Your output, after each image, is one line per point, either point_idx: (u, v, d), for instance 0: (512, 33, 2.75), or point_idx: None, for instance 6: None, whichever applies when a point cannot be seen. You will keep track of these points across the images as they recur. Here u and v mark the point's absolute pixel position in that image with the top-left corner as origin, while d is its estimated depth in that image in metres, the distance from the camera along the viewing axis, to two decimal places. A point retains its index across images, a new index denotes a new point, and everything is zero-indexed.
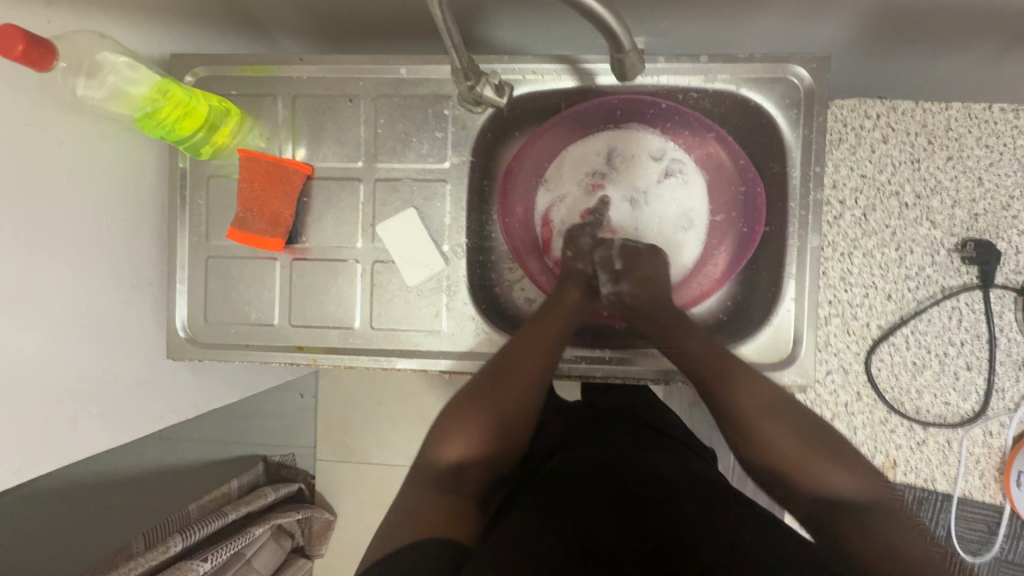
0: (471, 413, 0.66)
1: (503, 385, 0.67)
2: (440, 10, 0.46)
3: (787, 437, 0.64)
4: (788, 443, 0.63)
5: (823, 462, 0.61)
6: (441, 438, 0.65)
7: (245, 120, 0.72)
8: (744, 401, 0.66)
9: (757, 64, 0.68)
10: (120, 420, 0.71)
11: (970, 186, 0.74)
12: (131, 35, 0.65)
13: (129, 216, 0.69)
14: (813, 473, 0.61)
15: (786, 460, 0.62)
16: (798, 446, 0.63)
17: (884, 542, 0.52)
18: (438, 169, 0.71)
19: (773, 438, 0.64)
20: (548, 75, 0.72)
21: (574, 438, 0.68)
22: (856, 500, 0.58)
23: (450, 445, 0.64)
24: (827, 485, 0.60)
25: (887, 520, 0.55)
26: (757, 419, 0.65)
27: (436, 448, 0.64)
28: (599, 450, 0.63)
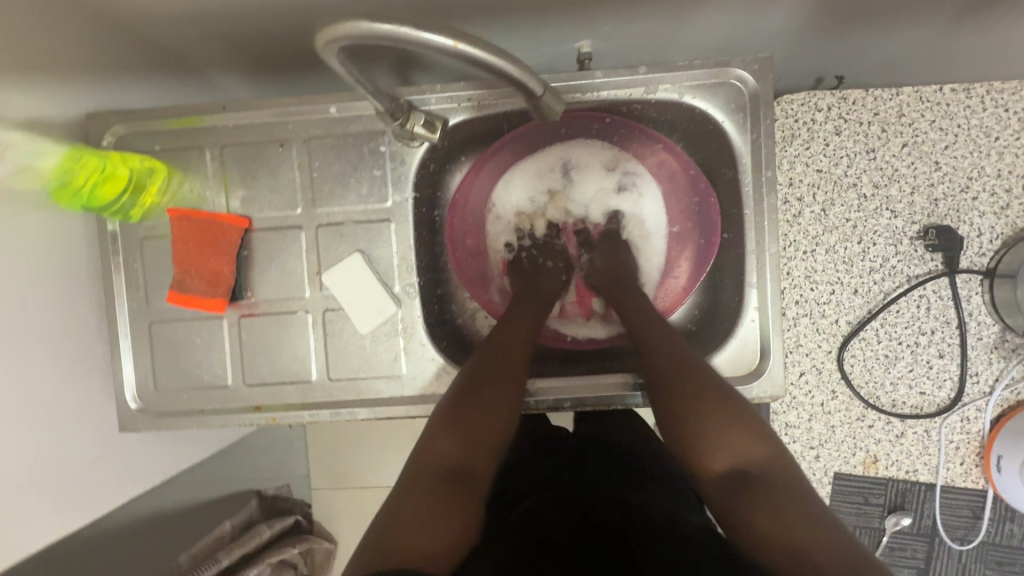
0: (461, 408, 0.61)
1: (489, 377, 0.63)
2: (341, 64, 0.44)
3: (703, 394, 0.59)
4: (707, 404, 0.58)
5: (737, 428, 0.57)
6: (430, 438, 0.59)
7: (173, 176, 0.69)
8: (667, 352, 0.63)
9: (699, 70, 0.65)
10: (75, 503, 0.68)
11: (928, 171, 0.72)
12: (39, 101, 0.61)
13: (62, 292, 0.66)
14: (722, 437, 0.56)
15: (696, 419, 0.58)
16: (716, 407, 0.58)
17: (786, 517, 0.48)
18: (381, 209, 0.68)
19: (690, 394, 0.59)
20: (485, 101, 0.68)
21: (549, 476, 0.65)
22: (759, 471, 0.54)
23: (440, 446, 0.58)
24: (729, 450, 0.56)
25: (784, 492, 0.51)
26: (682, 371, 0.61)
27: (428, 450, 0.59)
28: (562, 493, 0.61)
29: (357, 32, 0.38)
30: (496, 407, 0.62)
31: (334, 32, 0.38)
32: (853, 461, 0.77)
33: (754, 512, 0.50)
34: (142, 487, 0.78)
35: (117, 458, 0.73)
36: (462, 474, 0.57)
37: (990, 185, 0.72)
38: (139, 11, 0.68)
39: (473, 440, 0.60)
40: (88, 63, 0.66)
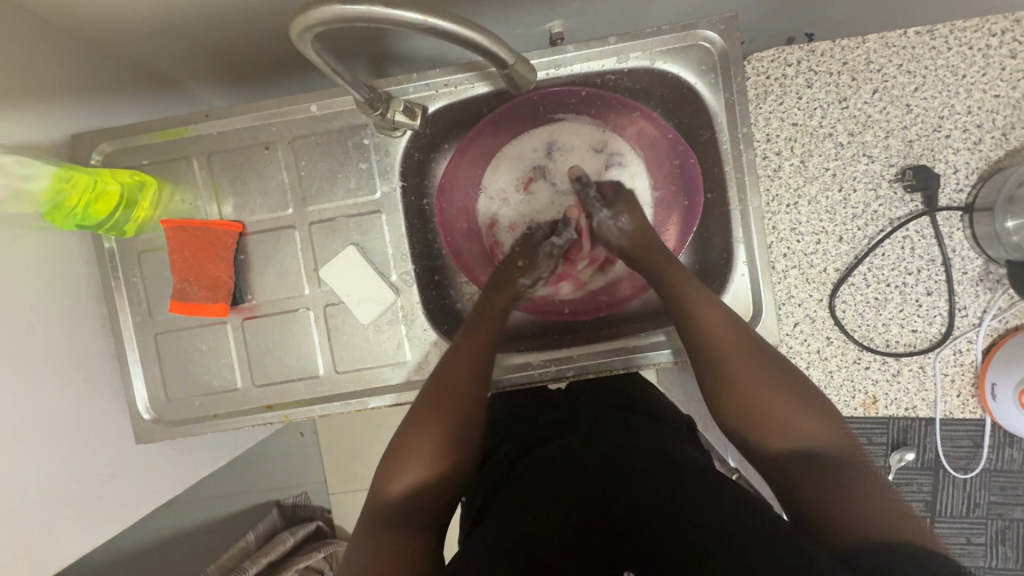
0: (416, 436, 0.61)
1: (440, 406, 0.62)
2: (317, 53, 0.45)
3: (768, 390, 0.58)
4: (768, 396, 0.58)
5: (793, 408, 0.57)
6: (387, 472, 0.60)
7: (164, 188, 0.70)
8: (726, 344, 0.61)
9: (667, 35, 0.67)
10: (97, 516, 0.70)
11: (900, 114, 0.74)
12: (28, 126, 0.62)
13: (67, 309, 0.67)
14: (782, 423, 0.56)
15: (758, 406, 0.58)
16: (776, 396, 0.58)
17: (851, 499, 0.49)
18: (371, 201, 0.70)
19: (750, 385, 0.59)
20: (462, 85, 0.70)
21: (562, 430, 0.68)
22: (824, 454, 0.54)
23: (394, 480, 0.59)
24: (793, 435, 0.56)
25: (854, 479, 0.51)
26: (737, 362, 0.60)
27: (385, 483, 0.59)
28: (569, 445, 0.63)
29: (330, 17, 0.39)
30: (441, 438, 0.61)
31: (306, 20, 0.39)
32: (853, 404, 0.79)
33: (825, 493, 0.50)
34: (162, 497, 0.80)
35: (136, 470, 0.75)
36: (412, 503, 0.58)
37: (962, 122, 0.73)
38: (112, 29, 0.68)
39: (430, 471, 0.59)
40: (69, 84, 0.67)
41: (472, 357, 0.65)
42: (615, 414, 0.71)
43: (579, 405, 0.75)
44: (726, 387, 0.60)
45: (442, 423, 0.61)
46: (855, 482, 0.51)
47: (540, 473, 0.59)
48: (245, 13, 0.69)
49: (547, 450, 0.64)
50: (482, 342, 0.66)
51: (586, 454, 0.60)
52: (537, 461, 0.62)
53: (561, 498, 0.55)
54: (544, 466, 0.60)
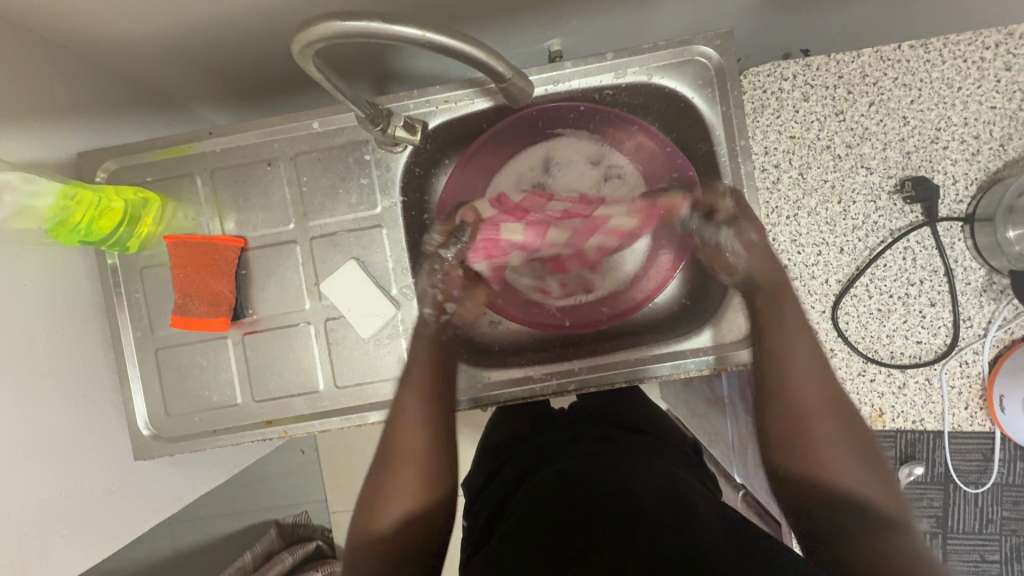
0: (391, 469, 0.62)
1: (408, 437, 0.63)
2: (317, 68, 0.45)
3: (836, 437, 0.57)
4: (837, 444, 0.56)
5: (858, 464, 0.55)
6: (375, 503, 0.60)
7: (167, 204, 0.71)
8: (804, 382, 0.60)
9: (663, 51, 0.68)
10: (94, 535, 0.69)
11: (897, 126, 0.75)
12: (35, 144, 0.63)
13: (70, 325, 0.67)
14: (843, 472, 0.55)
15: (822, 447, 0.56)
16: (845, 448, 0.56)
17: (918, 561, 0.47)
18: (371, 216, 0.70)
19: (821, 424, 0.58)
20: (462, 101, 0.71)
21: (564, 449, 0.68)
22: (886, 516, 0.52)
23: (380, 509, 0.60)
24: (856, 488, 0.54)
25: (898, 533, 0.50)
26: (812, 406, 0.59)
27: (369, 519, 0.60)
28: (579, 467, 0.62)
29: (330, 33, 0.39)
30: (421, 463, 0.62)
31: (307, 36, 0.40)
32: (859, 417, 0.78)
33: (868, 541, 0.49)
34: (159, 515, 0.79)
35: (134, 487, 0.74)
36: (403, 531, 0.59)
37: (959, 133, 0.74)
38: (120, 50, 0.70)
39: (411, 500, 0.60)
40: (76, 104, 0.68)
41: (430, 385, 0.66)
42: (616, 431, 0.71)
43: (579, 424, 0.75)
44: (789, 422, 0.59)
45: (412, 452, 0.62)
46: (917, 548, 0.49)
47: (545, 494, 0.59)
48: (249, 35, 0.71)
49: (548, 472, 0.63)
50: (441, 369, 0.67)
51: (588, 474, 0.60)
52: (539, 483, 0.62)
53: (586, 523, 0.53)
54: (563, 488, 0.58)
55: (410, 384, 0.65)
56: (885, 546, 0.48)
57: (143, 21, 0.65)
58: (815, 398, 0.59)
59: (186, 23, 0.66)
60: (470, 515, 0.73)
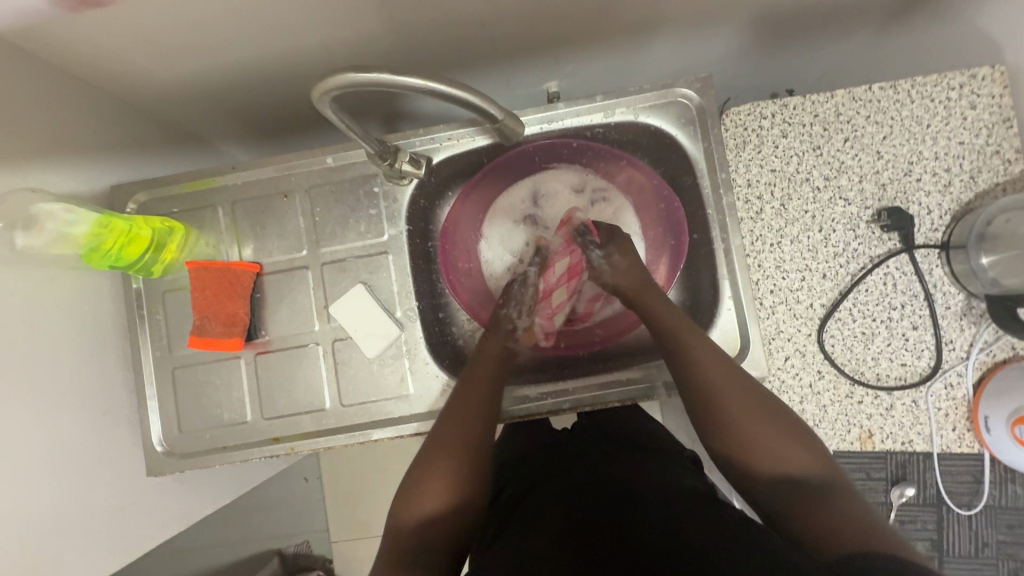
0: (427, 464, 0.64)
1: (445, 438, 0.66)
2: (333, 112, 0.51)
3: (750, 415, 0.61)
4: (757, 426, 0.60)
5: (780, 435, 0.60)
6: (409, 496, 0.62)
7: (190, 232, 0.76)
8: (710, 375, 0.64)
9: (648, 93, 0.74)
10: (104, 549, 0.72)
11: (871, 160, 0.80)
12: (74, 178, 0.69)
13: (94, 345, 0.72)
14: (769, 448, 0.59)
15: (741, 431, 0.61)
16: (762, 426, 0.60)
17: (836, 516, 0.51)
18: (379, 243, 0.75)
19: (732, 411, 0.62)
20: (464, 138, 0.77)
21: (570, 460, 0.72)
22: (808, 477, 0.56)
23: (412, 504, 0.62)
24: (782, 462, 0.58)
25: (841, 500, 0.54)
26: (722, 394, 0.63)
27: (405, 504, 0.62)
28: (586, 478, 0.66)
29: (345, 82, 0.45)
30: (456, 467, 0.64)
31: (326, 85, 0.46)
32: (849, 438, 0.79)
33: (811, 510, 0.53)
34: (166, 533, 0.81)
35: (144, 503, 0.77)
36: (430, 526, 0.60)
37: (930, 167, 0.78)
38: (155, 94, 0.77)
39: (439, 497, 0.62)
40: (112, 141, 0.75)
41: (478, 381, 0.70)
42: (612, 449, 0.74)
43: (577, 443, 0.77)
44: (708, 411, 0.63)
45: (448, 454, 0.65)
46: (841, 501, 0.53)
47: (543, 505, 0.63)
48: (272, 81, 0.78)
49: (545, 486, 0.67)
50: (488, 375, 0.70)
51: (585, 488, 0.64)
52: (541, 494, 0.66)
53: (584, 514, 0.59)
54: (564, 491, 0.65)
55: (466, 390, 0.68)
56: (813, 512, 0.53)
57: (178, 68, 0.72)
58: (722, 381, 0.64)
59: (216, 69, 0.74)
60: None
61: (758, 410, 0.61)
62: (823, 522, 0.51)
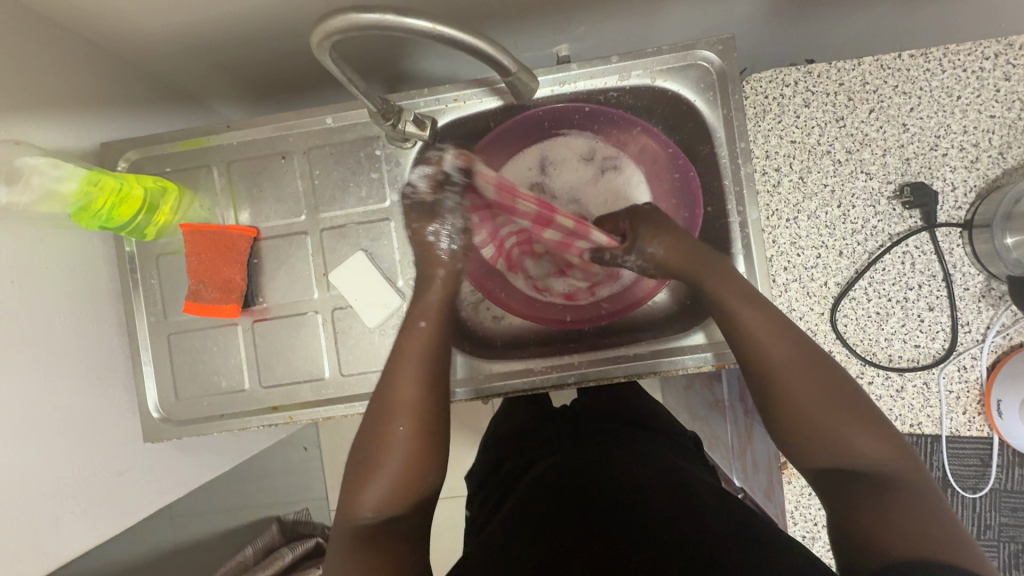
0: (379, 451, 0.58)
1: (402, 411, 0.60)
2: (332, 61, 0.47)
3: (816, 396, 0.55)
4: (825, 410, 0.54)
5: (851, 422, 0.53)
6: (357, 486, 0.57)
7: (185, 194, 0.73)
8: (777, 354, 0.57)
9: (666, 55, 0.70)
10: (101, 513, 0.71)
11: (897, 133, 0.76)
12: (60, 132, 0.66)
13: (86, 308, 0.69)
14: (838, 436, 0.53)
15: (809, 420, 0.54)
16: (832, 408, 0.54)
17: (901, 520, 0.48)
18: (380, 209, 0.72)
19: (798, 393, 0.55)
20: (471, 100, 0.73)
21: (569, 438, 0.71)
22: (882, 472, 0.51)
23: (364, 494, 0.57)
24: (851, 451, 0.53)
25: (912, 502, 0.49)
26: (788, 371, 0.56)
27: (357, 495, 0.57)
28: (592, 452, 0.65)
29: (347, 24, 0.42)
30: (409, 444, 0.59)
31: (326, 28, 0.42)
32: None
33: (871, 509, 0.49)
34: (162, 500, 0.80)
35: (140, 470, 0.76)
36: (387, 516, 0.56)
37: (958, 141, 0.75)
38: (145, 46, 0.73)
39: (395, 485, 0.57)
40: (99, 96, 0.71)
41: (415, 351, 0.64)
42: (611, 426, 0.73)
43: (570, 424, 0.75)
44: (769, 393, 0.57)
45: (405, 436, 0.59)
46: (907, 504, 0.49)
47: (544, 484, 0.62)
48: (268, 36, 0.74)
49: (545, 465, 0.66)
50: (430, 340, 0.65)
51: (586, 465, 0.63)
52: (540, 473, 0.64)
53: (599, 492, 0.58)
54: (569, 467, 0.63)
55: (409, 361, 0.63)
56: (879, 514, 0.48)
57: (169, 19, 0.68)
58: (793, 362, 0.57)
59: (209, 21, 0.69)
60: (475, 502, 0.75)
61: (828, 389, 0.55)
62: (883, 530, 0.47)
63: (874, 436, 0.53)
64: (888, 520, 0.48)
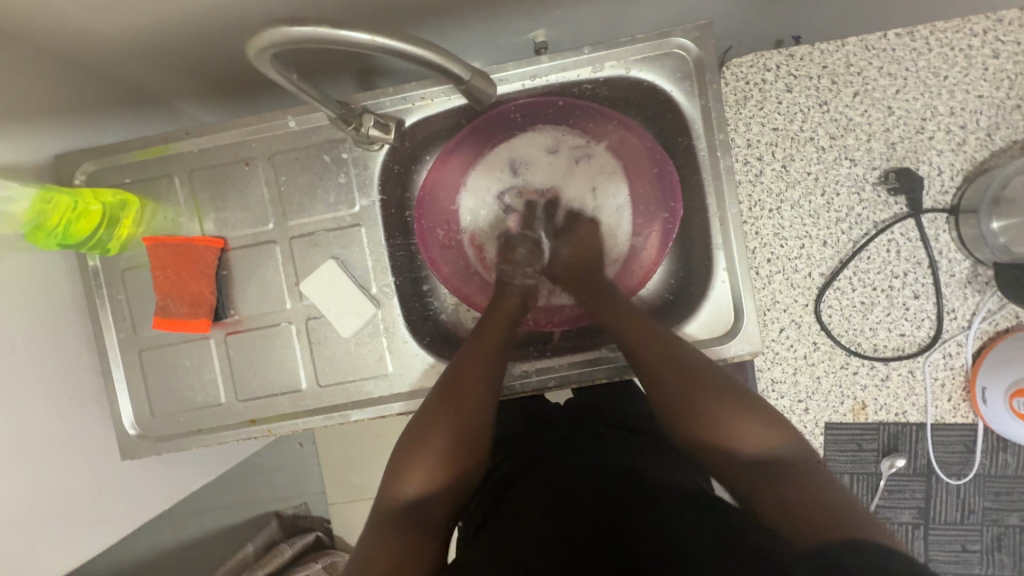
0: (422, 439, 0.61)
1: (444, 416, 0.62)
2: (274, 71, 0.44)
3: (701, 384, 0.58)
4: (710, 401, 0.57)
5: (741, 415, 0.56)
6: (399, 471, 0.60)
7: (147, 205, 0.71)
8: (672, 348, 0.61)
9: (640, 44, 0.67)
10: (85, 532, 0.70)
11: (882, 117, 0.73)
12: (15, 146, 0.63)
13: (53, 328, 0.68)
14: (722, 430, 0.56)
15: (688, 401, 0.58)
16: (720, 406, 0.57)
17: (796, 500, 0.49)
18: (350, 214, 0.70)
19: (682, 377, 0.59)
20: (438, 98, 0.70)
21: (556, 447, 0.67)
22: (775, 458, 0.53)
23: (406, 480, 0.59)
24: (738, 444, 0.55)
25: (802, 478, 0.51)
26: (673, 359, 0.60)
27: (399, 475, 0.60)
28: (582, 458, 0.62)
29: (282, 37, 0.39)
30: (455, 431, 0.61)
31: (260, 41, 0.39)
32: (842, 410, 0.78)
33: (774, 493, 0.50)
34: (150, 514, 0.80)
35: (123, 485, 0.76)
36: (422, 504, 0.58)
37: (945, 124, 0.73)
38: (97, 50, 0.70)
39: (438, 473, 0.60)
40: (54, 106, 0.68)
41: (483, 345, 0.66)
42: (600, 431, 0.70)
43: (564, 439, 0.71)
44: (663, 377, 0.60)
45: (450, 423, 0.61)
46: (800, 481, 0.51)
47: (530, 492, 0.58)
48: (227, 33, 0.70)
49: (536, 471, 0.63)
50: (495, 348, 0.66)
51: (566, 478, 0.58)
52: (532, 478, 0.61)
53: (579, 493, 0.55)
54: (557, 475, 0.60)
55: (468, 354, 0.65)
56: (775, 494, 0.50)
57: (121, 19, 0.65)
58: (668, 355, 0.61)
59: (163, 22, 0.66)
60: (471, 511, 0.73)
61: (713, 385, 0.58)
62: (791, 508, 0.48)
63: (762, 428, 0.55)
64: (780, 498, 0.50)
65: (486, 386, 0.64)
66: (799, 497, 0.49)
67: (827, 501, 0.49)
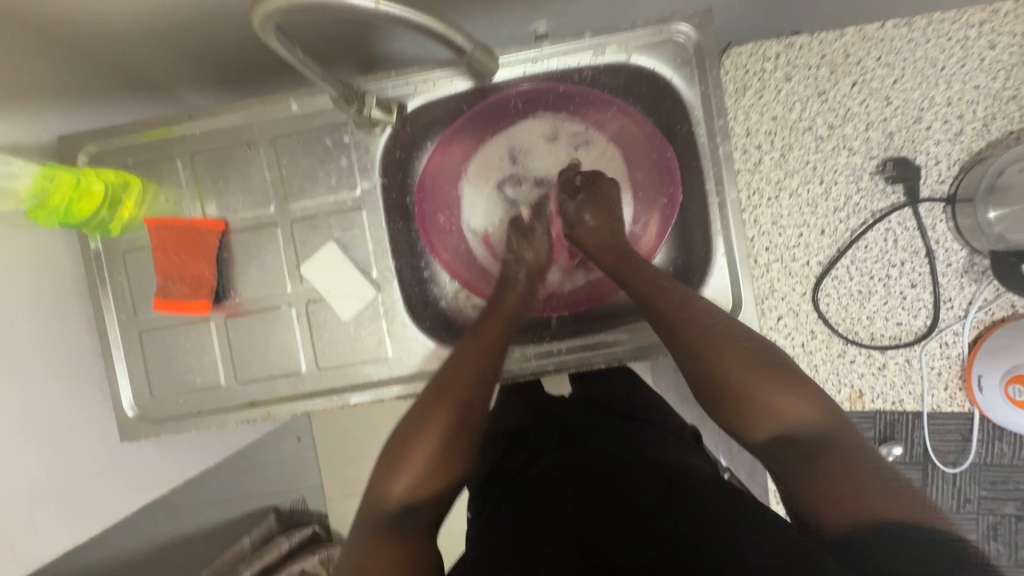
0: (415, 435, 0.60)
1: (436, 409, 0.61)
2: (277, 41, 0.44)
3: (732, 354, 0.58)
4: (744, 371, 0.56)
5: (779, 389, 0.55)
6: (387, 468, 0.59)
7: (148, 187, 0.71)
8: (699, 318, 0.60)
9: (641, 30, 0.67)
10: (82, 514, 0.70)
11: (880, 107, 0.74)
12: (19, 124, 0.64)
13: (53, 308, 0.68)
14: (763, 403, 0.55)
15: (718, 373, 0.57)
16: (760, 378, 0.56)
17: (841, 478, 0.48)
18: (351, 198, 0.70)
19: (712, 350, 0.58)
20: (440, 82, 0.70)
21: (559, 441, 0.67)
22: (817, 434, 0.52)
23: (394, 478, 0.58)
24: (779, 417, 0.54)
25: (842, 455, 0.50)
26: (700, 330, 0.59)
27: (389, 473, 0.58)
28: (584, 452, 0.61)
29: (286, 5, 0.39)
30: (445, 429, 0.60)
31: (264, 8, 0.40)
32: (839, 398, 0.79)
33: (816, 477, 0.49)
34: (148, 498, 0.79)
35: (121, 468, 0.75)
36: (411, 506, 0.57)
37: (942, 114, 0.73)
38: (102, 33, 0.70)
39: (431, 471, 0.59)
40: (57, 87, 0.68)
41: (478, 338, 0.66)
42: (600, 422, 0.70)
43: (569, 430, 0.69)
44: (690, 350, 0.59)
45: (444, 419, 0.61)
46: (840, 459, 0.49)
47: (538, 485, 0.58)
48: (231, 17, 0.71)
49: (542, 463, 0.62)
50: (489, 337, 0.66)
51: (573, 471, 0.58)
52: (538, 471, 0.61)
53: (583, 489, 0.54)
54: (563, 467, 0.59)
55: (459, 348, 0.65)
56: (815, 476, 0.49)
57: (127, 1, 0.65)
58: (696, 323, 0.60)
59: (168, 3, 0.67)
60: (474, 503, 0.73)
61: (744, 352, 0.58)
62: (835, 491, 0.47)
63: (797, 402, 0.54)
64: (827, 480, 0.48)
65: (479, 379, 0.63)
66: (846, 481, 0.47)
67: (864, 477, 0.47)
